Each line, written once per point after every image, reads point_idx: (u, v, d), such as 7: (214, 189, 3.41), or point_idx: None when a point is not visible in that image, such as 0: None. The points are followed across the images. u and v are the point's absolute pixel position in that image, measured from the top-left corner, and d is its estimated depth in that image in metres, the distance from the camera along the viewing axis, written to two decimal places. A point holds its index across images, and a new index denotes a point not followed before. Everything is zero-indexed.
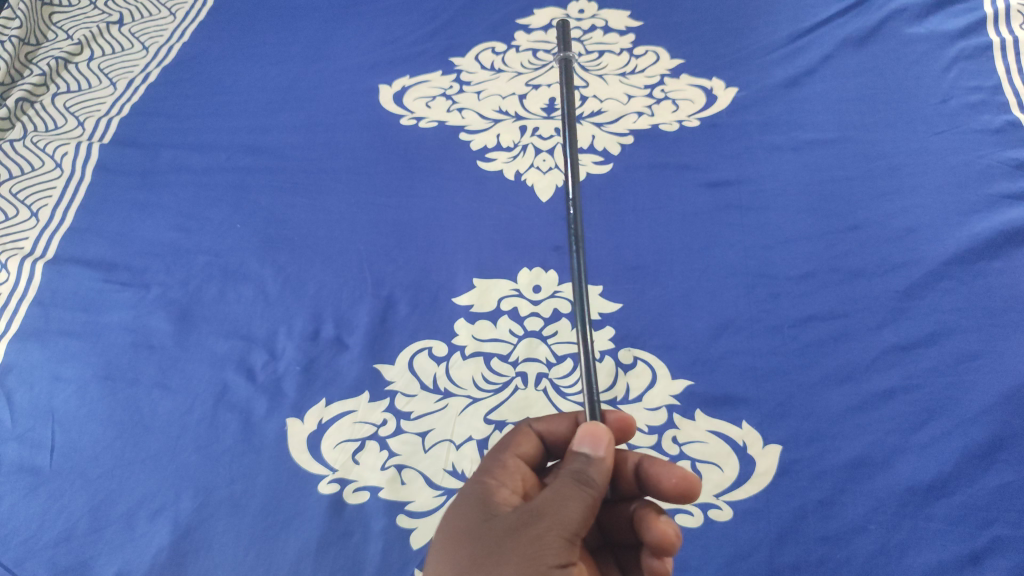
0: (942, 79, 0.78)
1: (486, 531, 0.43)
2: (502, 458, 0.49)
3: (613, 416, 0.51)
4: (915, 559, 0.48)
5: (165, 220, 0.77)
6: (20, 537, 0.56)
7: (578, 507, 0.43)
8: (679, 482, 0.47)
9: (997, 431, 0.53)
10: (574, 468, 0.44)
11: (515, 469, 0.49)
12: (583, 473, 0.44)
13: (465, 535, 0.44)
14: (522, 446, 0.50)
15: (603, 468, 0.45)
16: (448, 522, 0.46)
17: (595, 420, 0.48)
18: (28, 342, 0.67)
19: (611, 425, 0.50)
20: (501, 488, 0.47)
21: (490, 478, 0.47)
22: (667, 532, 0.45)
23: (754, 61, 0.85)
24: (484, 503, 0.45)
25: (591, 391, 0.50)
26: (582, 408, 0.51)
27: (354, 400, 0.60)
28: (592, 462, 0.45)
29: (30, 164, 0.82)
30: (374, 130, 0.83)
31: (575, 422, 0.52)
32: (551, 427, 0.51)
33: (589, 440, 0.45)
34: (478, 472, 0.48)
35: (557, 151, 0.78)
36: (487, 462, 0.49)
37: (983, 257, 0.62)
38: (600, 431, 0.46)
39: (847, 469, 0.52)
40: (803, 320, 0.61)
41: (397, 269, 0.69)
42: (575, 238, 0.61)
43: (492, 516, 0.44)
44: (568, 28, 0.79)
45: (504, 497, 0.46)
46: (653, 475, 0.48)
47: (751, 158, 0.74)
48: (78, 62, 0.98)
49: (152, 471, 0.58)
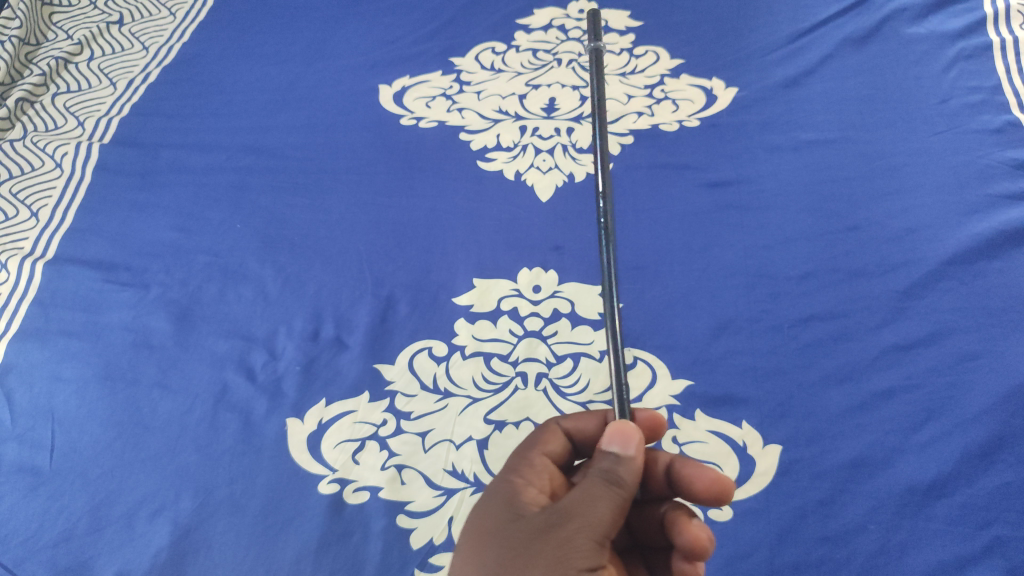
0: (942, 80, 0.78)
1: (513, 532, 0.43)
2: (529, 457, 0.49)
3: (643, 414, 0.50)
4: (915, 559, 0.48)
5: (165, 220, 0.77)
6: (20, 537, 0.56)
7: (607, 508, 0.43)
8: (711, 485, 0.46)
9: (997, 431, 0.53)
10: (604, 467, 0.44)
11: (542, 468, 0.49)
12: (613, 472, 0.44)
13: (492, 536, 0.44)
14: (550, 444, 0.50)
15: (633, 468, 0.44)
16: (474, 521, 0.46)
17: (625, 419, 0.48)
18: (27, 342, 0.67)
19: (642, 424, 0.50)
20: (528, 488, 0.47)
21: (517, 477, 0.47)
22: (700, 536, 0.45)
23: (753, 61, 0.85)
24: (510, 503, 0.45)
25: (621, 391, 0.49)
26: (613, 409, 0.50)
27: (354, 400, 0.60)
28: (621, 461, 0.44)
29: (30, 164, 0.82)
30: (374, 130, 0.83)
31: (604, 421, 0.51)
32: (579, 425, 0.51)
33: (619, 440, 0.45)
34: (505, 470, 0.48)
35: (558, 151, 0.78)
36: (514, 461, 0.49)
37: (982, 257, 0.62)
38: (630, 430, 0.45)
39: (847, 469, 0.52)
40: (803, 320, 0.61)
41: (397, 269, 0.69)
42: (604, 229, 0.58)
43: (518, 517, 0.44)
44: (598, 17, 0.75)
45: (531, 497, 0.46)
46: (686, 476, 0.47)
47: (750, 158, 0.74)
48: (78, 62, 0.98)
49: (152, 471, 0.58)
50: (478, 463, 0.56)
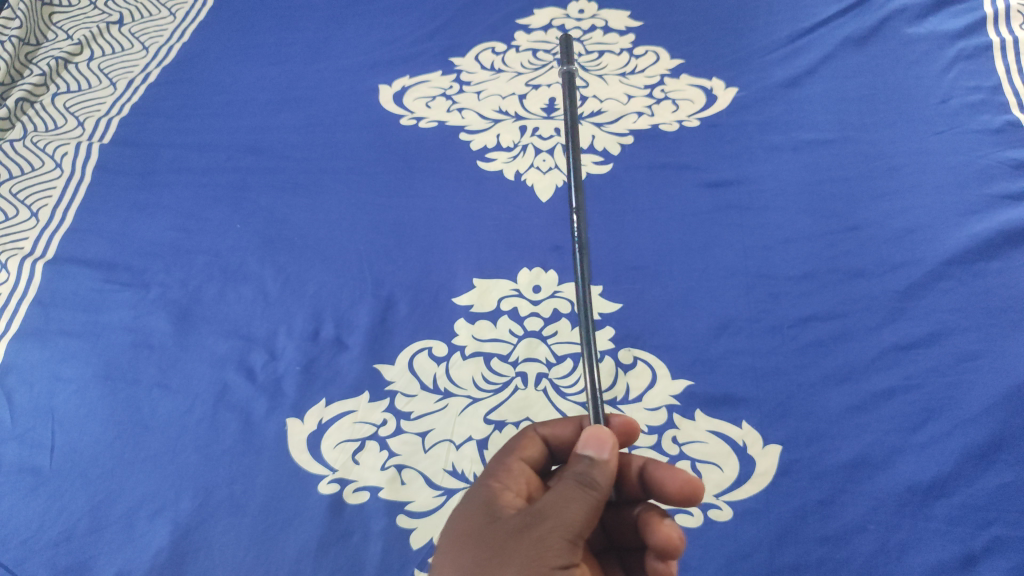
0: (941, 80, 0.78)
1: (489, 533, 0.44)
2: (507, 462, 0.49)
3: (617, 420, 0.50)
4: (916, 559, 0.48)
5: (165, 221, 0.77)
6: (20, 537, 0.56)
7: (581, 509, 0.43)
8: (683, 487, 0.47)
9: (997, 431, 0.53)
10: (578, 471, 0.44)
11: (519, 472, 0.49)
12: (587, 475, 0.44)
13: (468, 538, 0.44)
14: (527, 450, 0.50)
15: (607, 471, 0.44)
16: (453, 524, 0.46)
17: (599, 424, 0.48)
18: (27, 341, 0.67)
19: (616, 429, 0.50)
20: (505, 491, 0.47)
21: (495, 481, 0.47)
22: (671, 536, 0.45)
23: (753, 62, 0.85)
24: (486, 507, 0.45)
25: (595, 395, 0.50)
26: (588, 413, 0.50)
27: (354, 400, 0.60)
28: (596, 464, 0.44)
29: (30, 164, 0.82)
30: (374, 131, 0.83)
31: (580, 427, 0.51)
32: (557, 431, 0.51)
33: (594, 444, 0.45)
34: (483, 476, 0.48)
35: (557, 151, 0.78)
36: (491, 466, 0.49)
37: (982, 257, 0.62)
38: (604, 435, 0.46)
39: (847, 468, 0.52)
40: (803, 321, 0.61)
41: (397, 269, 0.69)
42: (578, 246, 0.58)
43: (495, 518, 0.44)
44: (578, 147, 0.64)
45: (508, 500, 0.46)
46: (657, 479, 0.47)
47: (751, 158, 0.74)
48: (78, 62, 0.98)
49: (153, 471, 0.58)
50: (478, 463, 0.56)
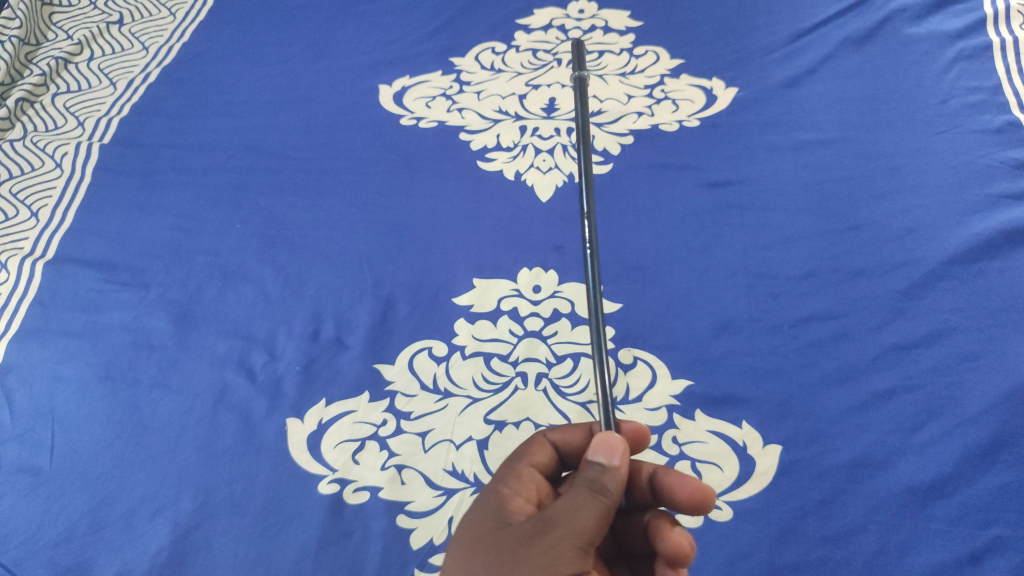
0: (941, 80, 0.78)
1: (500, 540, 0.44)
2: (517, 467, 0.49)
3: (627, 426, 0.50)
4: (916, 560, 0.48)
5: (165, 220, 0.77)
6: (20, 537, 0.56)
7: (591, 516, 0.43)
8: (693, 494, 0.47)
9: (997, 431, 0.53)
10: (588, 477, 0.44)
11: (529, 478, 0.49)
12: (597, 482, 0.44)
13: (479, 544, 0.44)
14: (537, 456, 0.50)
15: (618, 478, 0.44)
16: (463, 530, 0.46)
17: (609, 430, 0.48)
18: (28, 341, 0.67)
19: (626, 435, 0.50)
20: (515, 497, 0.47)
21: (504, 487, 0.47)
22: (681, 543, 0.45)
23: (753, 62, 0.85)
24: (497, 513, 0.46)
25: (606, 401, 0.49)
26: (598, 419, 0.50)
27: (354, 400, 0.60)
28: (606, 471, 0.44)
29: (30, 164, 0.82)
30: (374, 131, 0.83)
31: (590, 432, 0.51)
32: (566, 437, 0.51)
33: (604, 450, 0.45)
34: (493, 481, 0.48)
35: (557, 151, 0.78)
36: (501, 472, 0.49)
37: (982, 257, 0.62)
38: (615, 440, 0.45)
39: (847, 468, 0.52)
40: (803, 321, 0.61)
41: (397, 269, 0.69)
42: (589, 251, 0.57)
43: (505, 524, 0.45)
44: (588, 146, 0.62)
45: (518, 506, 0.46)
46: (668, 486, 0.47)
47: (751, 158, 0.74)
48: (78, 62, 0.98)
49: (153, 471, 0.58)
50: (478, 463, 0.56)
